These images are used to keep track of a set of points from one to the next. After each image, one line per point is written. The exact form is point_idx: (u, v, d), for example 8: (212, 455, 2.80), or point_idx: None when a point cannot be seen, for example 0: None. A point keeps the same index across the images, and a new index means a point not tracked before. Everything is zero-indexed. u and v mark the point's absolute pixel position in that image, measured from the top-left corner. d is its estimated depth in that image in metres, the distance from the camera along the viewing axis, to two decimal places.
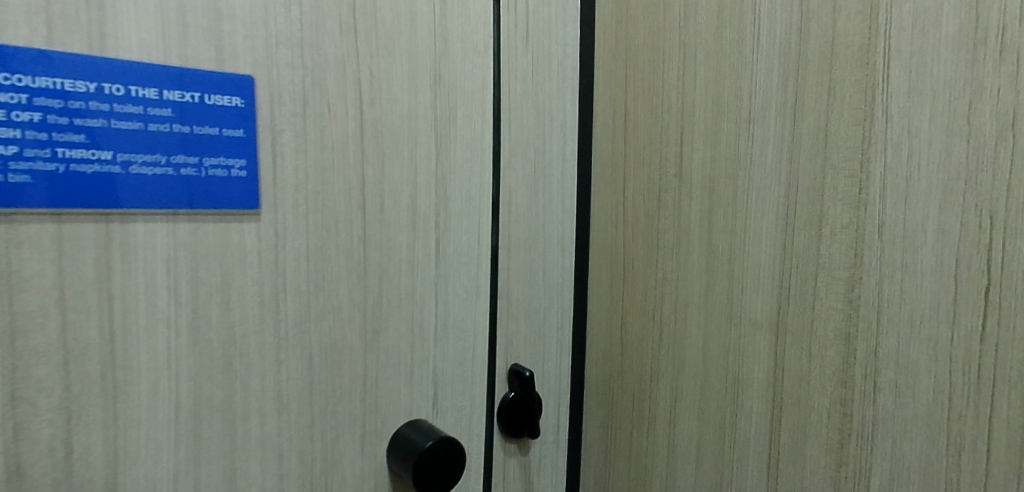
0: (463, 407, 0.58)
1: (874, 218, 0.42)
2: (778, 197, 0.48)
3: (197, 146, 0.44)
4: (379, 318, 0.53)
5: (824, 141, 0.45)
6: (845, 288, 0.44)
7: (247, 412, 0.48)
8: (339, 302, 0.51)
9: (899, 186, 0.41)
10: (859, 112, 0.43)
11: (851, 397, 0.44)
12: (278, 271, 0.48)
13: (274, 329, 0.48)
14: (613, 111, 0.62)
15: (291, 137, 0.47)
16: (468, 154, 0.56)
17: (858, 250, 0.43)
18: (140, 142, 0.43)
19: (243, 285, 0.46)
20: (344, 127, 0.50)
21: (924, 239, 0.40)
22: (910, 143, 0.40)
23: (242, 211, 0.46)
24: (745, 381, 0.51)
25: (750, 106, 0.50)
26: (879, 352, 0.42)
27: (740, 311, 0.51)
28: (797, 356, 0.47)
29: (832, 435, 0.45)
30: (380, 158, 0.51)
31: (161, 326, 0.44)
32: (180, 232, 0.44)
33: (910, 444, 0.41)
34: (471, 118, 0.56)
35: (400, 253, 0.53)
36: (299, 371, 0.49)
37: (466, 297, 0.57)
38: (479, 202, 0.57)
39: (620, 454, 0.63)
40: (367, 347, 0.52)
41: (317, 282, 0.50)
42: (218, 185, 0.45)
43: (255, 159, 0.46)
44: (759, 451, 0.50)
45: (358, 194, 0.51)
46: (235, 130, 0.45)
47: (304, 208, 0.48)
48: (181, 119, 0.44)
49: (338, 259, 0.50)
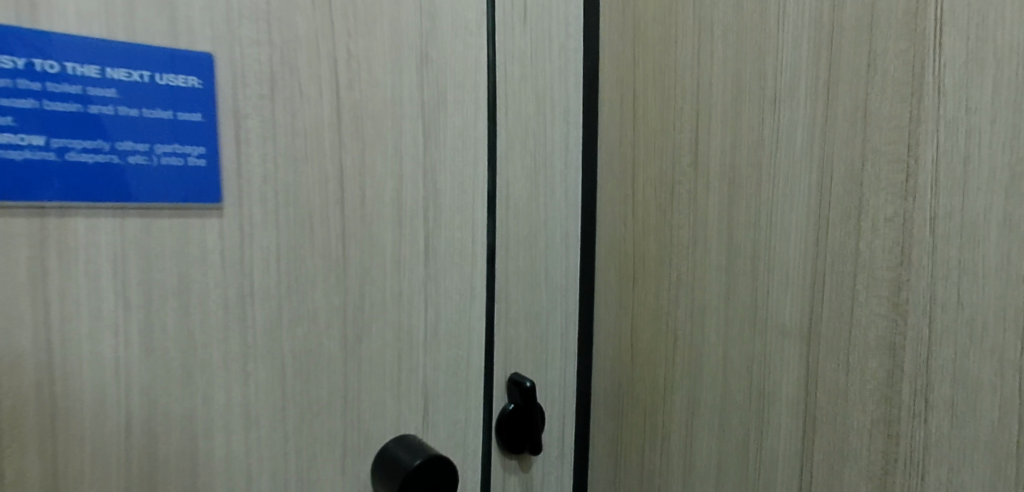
0: (457, 421, 0.53)
1: (925, 209, 0.36)
2: (810, 186, 0.42)
3: (148, 130, 0.39)
4: (362, 324, 0.47)
5: (864, 122, 0.39)
6: (890, 292, 0.38)
7: (211, 430, 0.42)
8: (315, 307, 0.45)
9: (955, 171, 0.35)
10: (906, 87, 0.37)
11: (897, 416, 0.38)
12: (244, 272, 0.42)
13: (241, 337, 0.43)
14: (621, 96, 0.56)
15: (258, 122, 0.42)
16: (460, 143, 0.50)
17: (905, 247, 0.37)
18: (79, 126, 0.37)
19: (204, 288, 0.41)
20: (319, 110, 0.44)
21: (987, 233, 0.34)
22: (969, 120, 0.35)
23: (202, 204, 0.41)
24: (772, 395, 0.45)
25: (776, 85, 0.44)
26: (931, 365, 0.36)
27: (767, 317, 0.45)
28: (833, 368, 0.41)
29: (875, 459, 0.39)
30: (359, 146, 0.46)
31: (108, 336, 0.38)
32: (129, 228, 0.39)
33: (970, 472, 0.35)
34: (463, 103, 0.50)
35: (384, 251, 0.48)
36: (269, 383, 0.44)
37: (460, 300, 0.52)
38: (472, 196, 0.51)
39: (632, 471, 0.57)
40: (348, 356, 0.47)
41: (290, 283, 0.44)
42: (173, 176, 0.40)
43: (216, 147, 0.41)
44: (788, 474, 0.45)
45: (336, 185, 0.45)
46: (192, 114, 0.40)
47: (274, 201, 0.43)
48: (127, 100, 0.38)
49: (314, 258, 0.45)
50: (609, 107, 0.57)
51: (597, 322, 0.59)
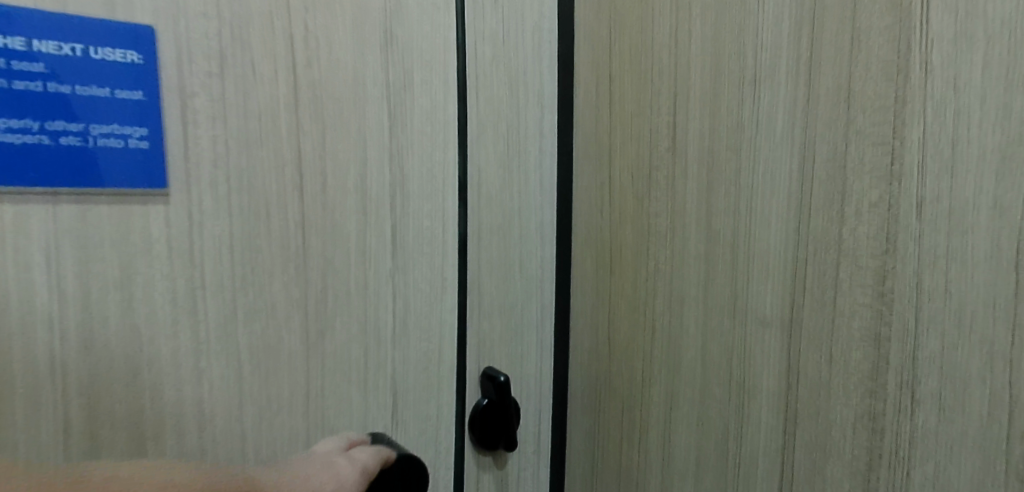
0: (427, 417, 0.50)
1: (911, 193, 0.35)
2: (793, 170, 0.40)
3: (82, 109, 0.36)
4: (325, 317, 0.45)
5: (847, 102, 0.37)
6: (874, 280, 0.36)
7: (161, 431, 0.39)
8: (273, 300, 0.43)
9: (943, 153, 0.33)
10: (892, 65, 0.35)
11: (882, 410, 0.36)
12: (194, 262, 0.40)
13: (192, 332, 0.40)
14: (597, 78, 0.54)
15: (206, 102, 0.39)
16: (427, 127, 0.48)
17: (890, 233, 0.36)
18: (5, 103, 0.34)
19: (149, 280, 0.38)
20: (274, 90, 0.42)
21: (976, 218, 0.32)
22: (958, 99, 0.33)
23: (145, 189, 0.38)
24: (752, 389, 0.44)
25: (756, 65, 0.42)
26: (917, 357, 0.35)
27: (747, 307, 0.44)
28: (815, 360, 0.40)
29: (858, 455, 0.38)
30: (319, 129, 0.43)
31: (41, 331, 0.36)
32: (64, 215, 0.36)
33: (957, 469, 0.34)
34: (430, 85, 0.48)
35: (348, 241, 0.45)
36: (224, 381, 0.41)
37: (430, 292, 0.49)
38: (441, 182, 0.49)
39: (610, 467, 0.56)
40: (310, 352, 0.44)
41: (245, 275, 0.42)
42: (113, 159, 0.37)
43: (160, 127, 0.38)
44: (768, 470, 0.43)
45: (294, 171, 0.43)
46: (132, 92, 0.37)
47: (226, 187, 0.40)
48: (58, 76, 0.36)
49: (271, 248, 0.42)
50: (585, 91, 0.55)
51: (574, 314, 0.57)
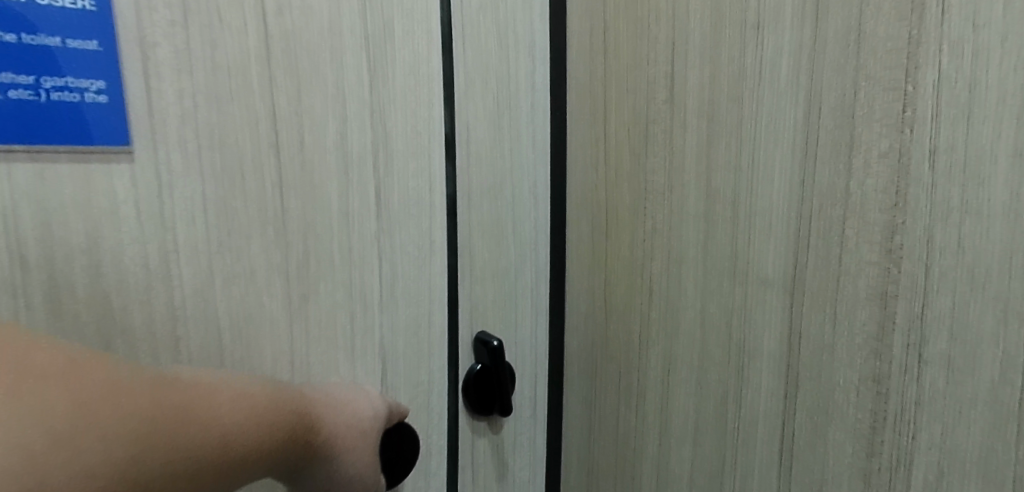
0: (418, 384, 0.49)
1: (924, 143, 0.32)
2: (796, 121, 0.38)
3: (31, 60, 0.34)
4: (308, 282, 0.43)
5: (857, 45, 0.35)
6: (882, 236, 0.34)
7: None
8: (252, 265, 0.41)
9: (959, 98, 0.31)
10: (905, 3, 0.33)
11: (888, 372, 0.35)
12: (166, 226, 0.38)
13: (167, 299, 0.38)
14: (591, 28, 0.51)
15: (171, 54, 0.37)
16: (411, 80, 0.46)
17: (900, 185, 0.33)
18: None
19: (116, 244, 0.36)
20: (243, 41, 0.39)
21: (993, 167, 0.30)
22: (976, 38, 0.30)
23: (107, 147, 0.36)
24: (753, 351, 0.42)
25: (759, 8, 0.39)
26: (926, 317, 0.33)
27: (748, 267, 0.42)
28: (818, 321, 0.38)
29: (862, 419, 0.36)
30: (295, 84, 0.41)
31: (4, 300, 0.34)
32: (19, 177, 0.34)
33: (967, 432, 0.32)
34: (412, 35, 0.45)
35: (330, 203, 0.43)
36: (204, 351, 0.40)
37: (419, 256, 0.48)
38: (428, 139, 0.47)
39: (608, 432, 0.54)
40: (293, 318, 0.43)
41: (222, 238, 0.40)
42: (69, 114, 0.35)
43: (120, 80, 0.36)
44: (768, 434, 0.42)
45: (269, 127, 0.40)
46: (86, 42, 0.35)
47: (196, 145, 0.38)
48: (1, 22, 0.33)
49: (248, 210, 0.40)
50: (579, 42, 0.52)
51: (568, 277, 0.56)
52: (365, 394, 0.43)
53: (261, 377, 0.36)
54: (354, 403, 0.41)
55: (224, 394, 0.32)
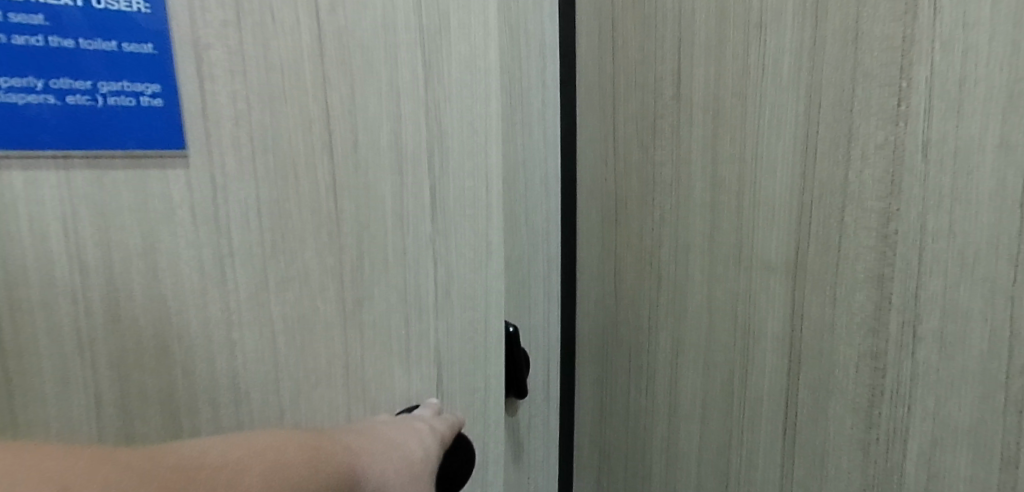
0: (473, 389, 0.50)
1: (917, 134, 0.35)
2: (797, 115, 0.40)
3: (90, 67, 0.34)
4: (361, 284, 0.44)
5: (854, 44, 0.37)
6: (878, 223, 0.37)
7: (195, 404, 0.39)
8: (306, 268, 0.41)
9: (949, 93, 0.33)
10: (900, 3, 0.35)
11: (884, 349, 0.37)
12: (221, 229, 0.38)
13: (223, 302, 0.39)
14: (598, 26, 0.54)
15: (223, 65, 0.37)
16: (467, 76, 0.47)
17: (895, 175, 0.36)
18: (5, 61, 0.32)
19: (173, 248, 0.37)
20: (288, 44, 0.39)
21: (982, 157, 0.32)
22: (966, 37, 0.33)
23: (162, 150, 0.36)
24: (759, 333, 0.44)
25: (762, 8, 0.42)
26: (919, 296, 0.35)
27: (752, 254, 0.44)
28: (819, 303, 0.40)
29: (860, 393, 0.39)
30: (348, 81, 0.42)
31: (65, 303, 0.35)
32: (77, 182, 0.34)
33: (958, 402, 0.34)
34: (467, 29, 0.46)
35: (383, 203, 0.44)
36: (258, 351, 0.40)
37: (475, 257, 0.49)
38: (485, 138, 0.48)
39: (619, 412, 0.57)
40: (347, 321, 0.43)
41: (276, 240, 0.40)
42: (128, 119, 0.35)
43: (175, 84, 0.36)
44: (772, 410, 0.44)
45: (321, 130, 0.41)
46: (142, 46, 0.35)
47: (250, 150, 0.39)
48: (59, 29, 0.33)
49: (302, 211, 0.41)
50: (586, 39, 0.55)
51: (580, 265, 0.58)
52: (413, 431, 0.42)
53: (296, 441, 0.35)
54: (403, 447, 0.41)
55: (250, 476, 0.32)
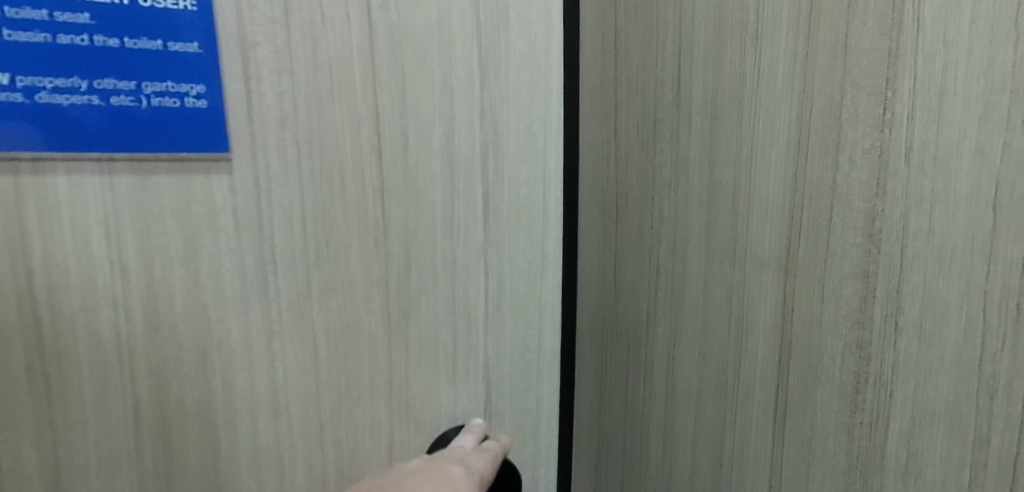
0: (525, 410, 0.60)
1: (901, 141, 0.38)
2: (790, 120, 0.43)
3: (150, 73, 0.43)
4: (408, 298, 0.54)
5: (844, 55, 0.40)
6: (864, 222, 0.40)
7: (232, 406, 0.48)
8: (350, 276, 0.51)
9: (931, 103, 0.36)
10: (887, 19, 0.38)
11: (869, 339, 0.40)
12: (263, 246, 0.48)
13: (262, 311, 0.49)
14: (602, 33, 0.57)
15: (269, 68, 0.47)
16: (526, 75, 0.56)
17: (880, 178, 0.39)
18: (88, 70, 0.42)
19: (213, 255, 0.46)
20: (342, 67, 0.49)
21: (960, 162, 0.35)
22: (948, 52, 0.35)
23: (208, 153, 0.46)
24: (751, 324, 0.47)
25: (758, 19, 0.44)
26: (902, 290, 0.38)
27: (746, 250, 0.47)
28: (809, 296, 0.43)
29: (846, 380, 0.42)
30: (400, 77, 0.51)
31: (105, 310, 0.44)
32: (118, 188, 0.44)
33: (936, 388, 0.37)
34: (528, 27, 0.55)
35: (433, 206, 0.54)
36: (299, 361, 0.50)
37: (531, 267, 0.59)
38: (543, 143, 0.58)
39: (619, 400, 0.60)
40: (391, 332, 0.54)
41: (318, 244, 0.50)
42: (178, 115, 0.44)
43: (216, 84, 0.45)
44: (764, 396, 0.47)
45: (369, 128, 0.50)
46: (192, 52, 0.44)
47: (295, 153, 0.48)
48: (116, 36, 0.42)
49: (349, 219, 0.50)
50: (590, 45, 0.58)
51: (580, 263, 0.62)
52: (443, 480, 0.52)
53: None
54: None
55: None
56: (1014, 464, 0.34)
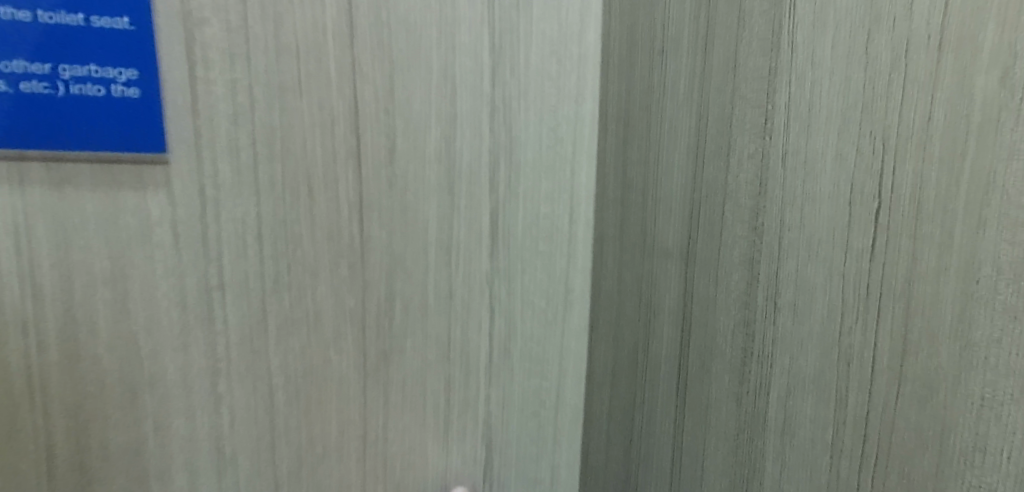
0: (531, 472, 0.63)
1: (778, 146, 0.44)
2: (690, 128, 0.49)
3: (83, 61, 0.44)
4: (388, 332, 0.55)
5: (733, 72, 0.46)
6: (750, 216, 0.46)
7: (165, 453, 0.49)
8: (317, 306, 0.53)
9: (801, 115, 0.42)
10: (767, 42, 0.44)
11: (754, 317, 0.46)
12: (208, 272, 0.49)
13: (207, 340, 0.49)
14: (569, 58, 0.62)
15: (219, 50, 0.47)
16: (553, 61, 0.58)
17: (762, 179, 0.45)
18: (20, 54, 0.43)
19: (146, 275, 0.47)
20: (315, 64, 0.50)
21: (824, 165, 0.42)
22: (813, 72, 0.42)
23: (140, 155, 0.46)
24: (658, 308, 0.53)
25: (663, 37, 0.51)
26: (780, 275, 0.45)
27: (654, 242, 0.53)
28: (706, 282, 0.49)
29: (735, 354, 0.48)
30: (387, 76, 0.52)
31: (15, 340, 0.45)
32: (32, 196, 0.44)
33: (806, 358, 0.44)
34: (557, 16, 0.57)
35: (426, 223, 0.55)
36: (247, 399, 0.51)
37: (548, 297, 0.61)
38: (565, 169, 0.60)
39: None
40: (366, 374, 0.55)
41: (277, 269, 0.51)
42: (110, 107, 0.45)
43: (154, 76, 0.46)
44: (669, 371, 0.53)
45: (345, 126, 0.51)
46: (123, 29, 0.44)
47: (250, 152, 0.49)
48: (49, 18, 0.43)
49: (318, 237, 0.52)
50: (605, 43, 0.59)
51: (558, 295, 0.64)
52: None
53: None
54: None
55: None
56: (866, 420, 0.41)
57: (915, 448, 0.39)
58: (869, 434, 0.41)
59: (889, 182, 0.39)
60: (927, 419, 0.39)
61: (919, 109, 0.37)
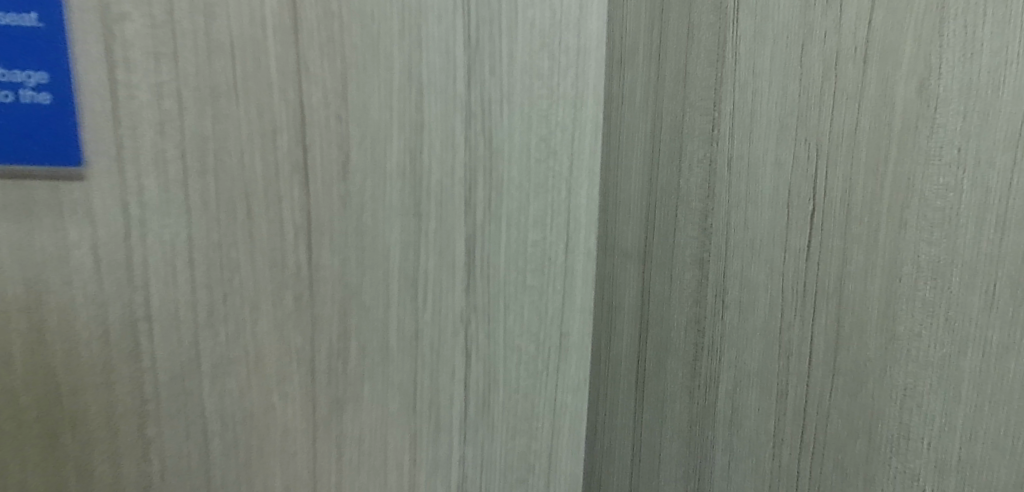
0: None
1: (724, 151, 0.46)
2: (646, 134, 0.52)
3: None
4: (341, 382, 0.47)
5: (684, 82, 0.48)
6: (700, 217, 0.48)
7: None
8: (260, 351, 0.45)
9: (744, 123, 0.45)
10: (713, 53, 0.46)
11: (704, 313, 0.49)
12: (133, 301, 0.42)
13: (135, 378, 0.43)
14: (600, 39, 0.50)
15: (143, 51, 0.40)
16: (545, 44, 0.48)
17: (710, 182, 0.47)
18: None
19: (62, 303, 0.42)
20: (250, 62, 0.42)
21: (764, 170, 0.44)
22: (754, 82, 0.44)
23: (48, 169, 0.40)
24: (617, 307, 0.55)
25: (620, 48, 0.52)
26: (727, 274, 0.47)
27: (610, 243, 0.55)
28: (662, 280, 0.52)
29: (688, 349, 0.50)
30: (344, 61, 0.43)
31: None
32: None
33: (751, 352, 0.46)
34: None
35: (387, 252, 0.46)
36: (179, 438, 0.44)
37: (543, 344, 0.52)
38: (560, 183, 0.50)
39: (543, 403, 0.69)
40: (318, 425, 0.47)
41: (212, 297, 0.44)
42: (21, 117, 0.40)
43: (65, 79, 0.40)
44: (629, 367, 0.55)
45: (291, 135, 0.43)
46: (29, 24, 0.39)
47: (178, 167, 0.42)
48: None
49: (258, 266, 0.44)
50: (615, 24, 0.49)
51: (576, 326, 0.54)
52: None
53: None
54: None
55: None
56: (804, 411, 0.44)
57: (848, 436, 0.42)
58: (808, 424, 0.43)
59: (821, 186, 0.41)
60: (857, 409, 0.41)
61: (847, 117, 0.40)
